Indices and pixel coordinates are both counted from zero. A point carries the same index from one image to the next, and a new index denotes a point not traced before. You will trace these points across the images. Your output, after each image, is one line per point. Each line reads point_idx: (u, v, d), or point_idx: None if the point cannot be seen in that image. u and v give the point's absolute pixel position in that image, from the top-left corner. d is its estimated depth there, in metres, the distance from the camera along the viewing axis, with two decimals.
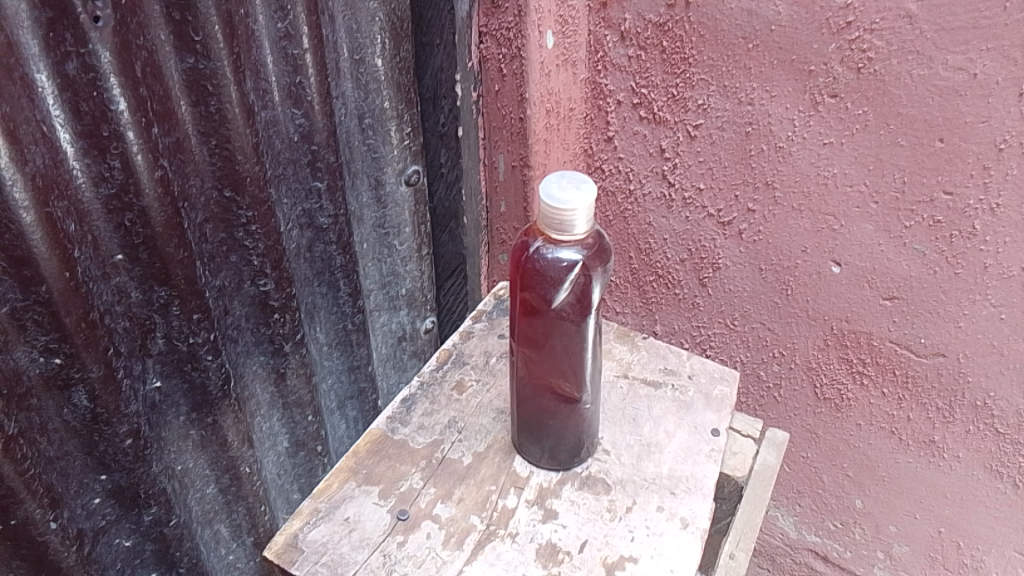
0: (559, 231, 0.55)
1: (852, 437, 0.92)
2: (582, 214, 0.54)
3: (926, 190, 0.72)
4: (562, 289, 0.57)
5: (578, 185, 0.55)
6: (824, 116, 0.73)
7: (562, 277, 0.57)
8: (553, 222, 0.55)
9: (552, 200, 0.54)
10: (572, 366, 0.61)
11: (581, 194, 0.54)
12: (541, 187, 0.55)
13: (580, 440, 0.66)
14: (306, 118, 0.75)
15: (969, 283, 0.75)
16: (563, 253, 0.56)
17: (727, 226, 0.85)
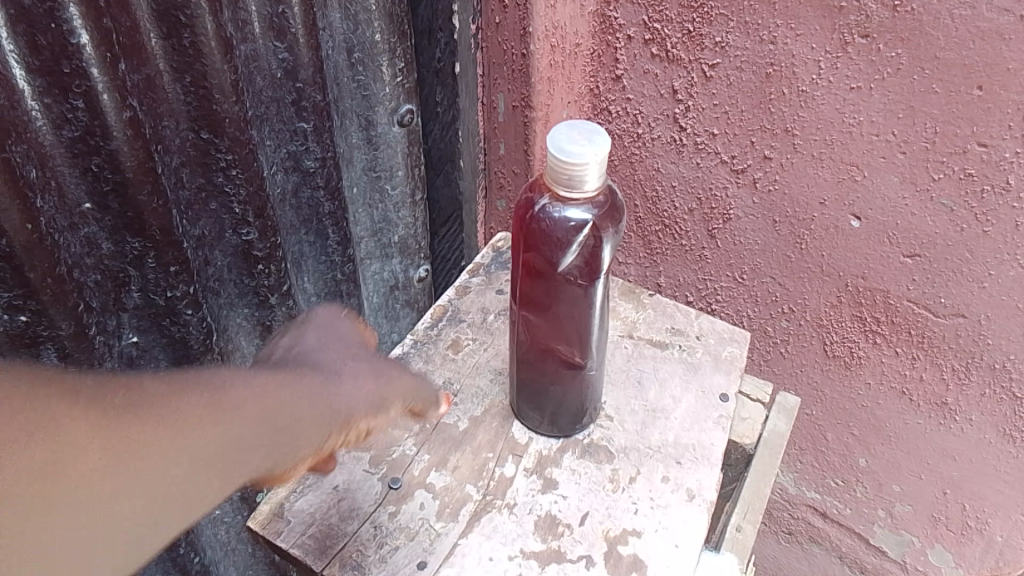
0: (568, 189, 0.50)
1: (860, 395, 0.89)
2: (594, 169, 0.49)
3: (960, 142, 0.67)
4: (569, 251, 0.53)
5: (589, 137, 0.50)
6: (853, 58, 0.67)
7: (570, 238, 0.52)
8: (562, 178, 0.49)
9: (562, 153, 0.49)
10: (577, 331, 0.57)
11: (592, 146, 0.49)
12: (549, 138, 0.50)
13: (582, 407, 0.63)
14: (290, 52, 0.69)
15: (998, 243, 0.70)
16: (571, 212, 0.52)
17: (741, 174, 0.79)
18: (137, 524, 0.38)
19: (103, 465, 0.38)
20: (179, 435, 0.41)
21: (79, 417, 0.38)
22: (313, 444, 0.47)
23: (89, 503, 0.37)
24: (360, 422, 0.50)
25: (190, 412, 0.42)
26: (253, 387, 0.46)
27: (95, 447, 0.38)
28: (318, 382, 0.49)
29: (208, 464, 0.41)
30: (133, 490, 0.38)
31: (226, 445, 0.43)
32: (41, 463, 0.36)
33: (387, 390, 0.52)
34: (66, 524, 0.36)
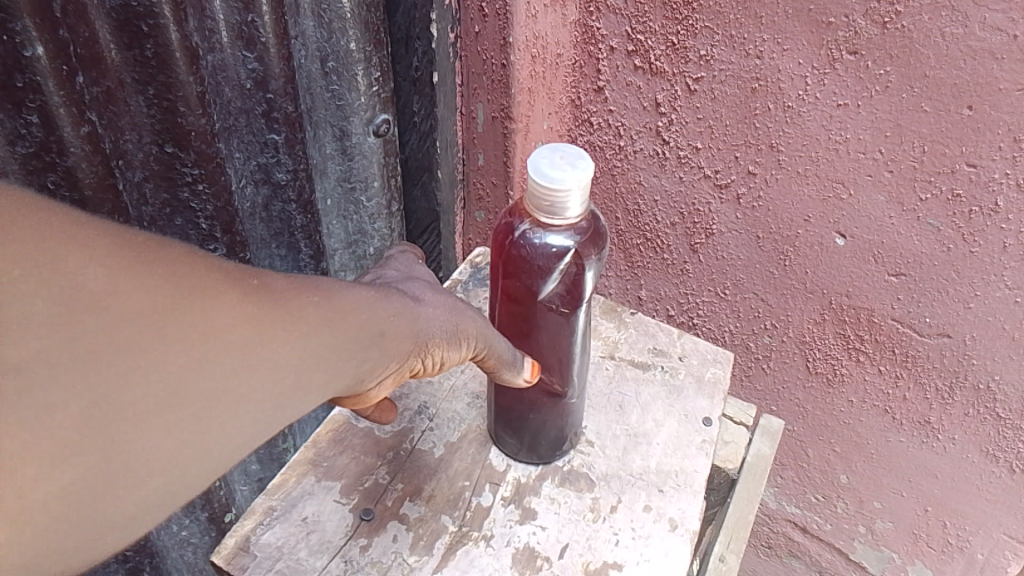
0: (550, 216, 0.48)
1: (842, 413, 0.88)
2: (577, 195, 0.47)
3: (948, 162, 0.65)
4: (550, 279, 0.51)
5: (572, 161, 0.48)
6: (841, 75, 0.65)
7: (551, 266, 0.51)
8: (543, 205, 0.48)
9: (543, 180, 0.47)
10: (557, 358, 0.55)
11: (575, 171, 0.47)
12: (530, 162, 0.48)
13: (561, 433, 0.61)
14: (260, 62, 0.66)
15: (985, 263, 0.69)
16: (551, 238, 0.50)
17: (725, 189, 0.77)
18: (272, 416, 0.38)
19: (258, 352, 0.37)
20: (313, 335, 0.40)
21: (240, 300, 0.37)
22: (400, 360, 0.47)
23: (245, 387, 0.36)
24: (442, 352, 0.49)
25: (323, 314, 0.42)
26: (361, 298, 0.45)
27: (253, 332, 0.37)
28: (416, 303, 0.49)
29: (328, 367, 0.41)
30: (276, 380, 0.38)
31: (345, 350, 0.42)
32: (214, 336, 0.35)
33: (476, 328, 0.51)
34: (223, 400, 0.35)
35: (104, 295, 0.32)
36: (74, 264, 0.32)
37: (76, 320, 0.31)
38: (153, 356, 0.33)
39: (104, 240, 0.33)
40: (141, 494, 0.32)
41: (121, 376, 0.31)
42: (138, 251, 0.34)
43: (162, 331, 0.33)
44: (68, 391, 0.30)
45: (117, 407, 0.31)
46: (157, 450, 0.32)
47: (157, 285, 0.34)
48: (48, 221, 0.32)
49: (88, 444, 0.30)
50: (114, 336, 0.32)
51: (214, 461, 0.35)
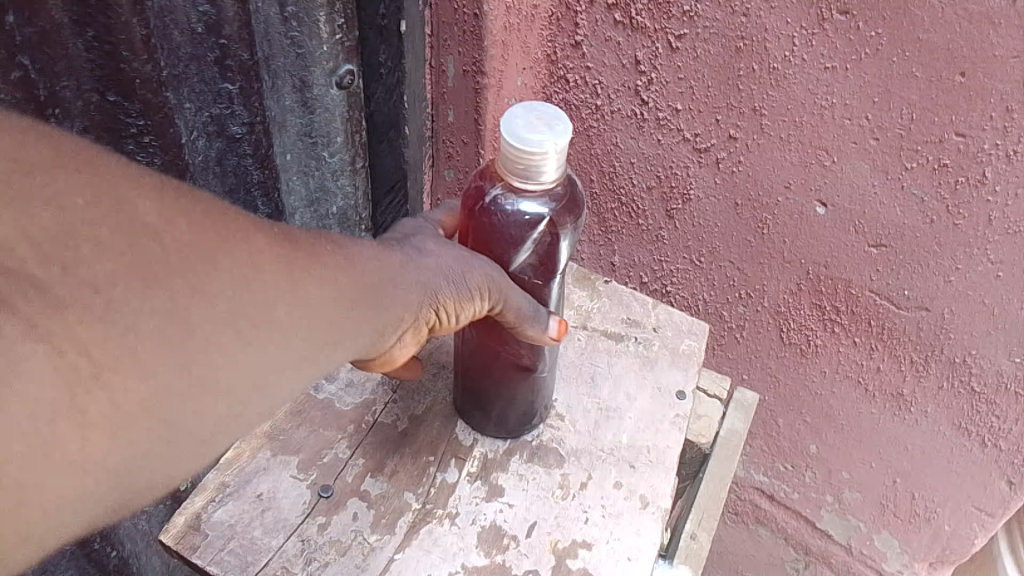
0: (523, 180, 0.46)
1: (814, 384, 0.87)
2: (553, 160, 0.46)
3: (936, 130, 0.63)
4: (523, 248, 0.50)
5: (549, 123, 0.46)
6: (830, 36, 0.62)
7: (523, 235, 0.49)
8: (517, 168, 0.46)
9: (518, 141, 0.45)
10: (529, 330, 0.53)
11: (552, 134, 0.45)
12: (505, 121, 0.46)
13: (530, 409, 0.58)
14: (212, 4, 0.61)
15: (968, 236, 0.67)
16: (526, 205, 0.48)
17: (704, 153, 0.74)
18: (293, 352, 0.41)
19: (281, 291, 0.41)
20: (333, 279, 0.43)
21: (269, 243, 0.41)
22: (414, 311, 0.47)
23: (267, 322, 0.40)
24: (456, 301, 0.48)
25: (334, 268, 0.44)
26: (373, 251, 0.47)
27: (279, 272, 0.41)
28: (426, 254, 0.49)
29: (350, 310, 0.44)
30: (299, 318, 0.41)
31: (364, 294, 0.45)
32: (253, 271, 0.40)
33: (484, 279, 0.48)
34: (260, 329, 0.40)
35: (163, 230, 0.37)
36: (133, 204, 0.37)
37: (147, 244, 0.37)
38: (211, 282, 0.38)
39: (160, 188, 0.39)
40: (207, 404, 0.38)
41: (187, 297, 0.37)
42: (181, 199, 0.39)
43: (216, 262, 0.39)
44: (157, 306, 0.36)
45: (189, 326, 0.37)
46: (213, 368, 0.38)
47: (199, 227, 0.39)
48: (119, 171, 0.38)
49: (180, 353, 0.37)
50: (169, 266, 0.37)
51: (262, 382, 0.40)
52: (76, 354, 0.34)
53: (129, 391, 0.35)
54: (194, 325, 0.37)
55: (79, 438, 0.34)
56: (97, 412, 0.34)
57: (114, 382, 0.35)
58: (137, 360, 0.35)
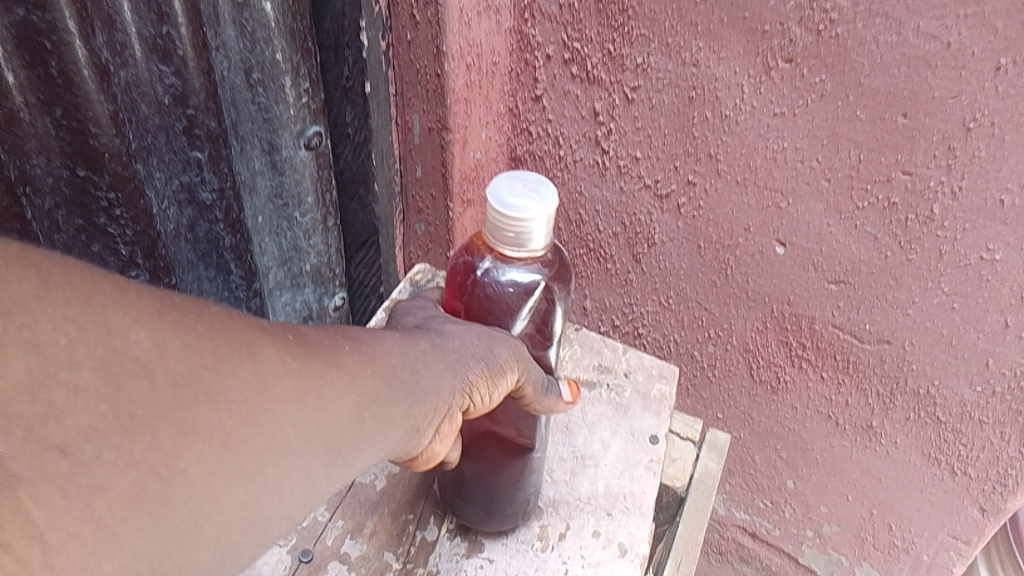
0: (515, 251, 0.49)
1: (786, 419, 0.88)
2: (540, 223, 0.48)
3: (884, 170, 0.65)
4: (519, 317, 0.51)
5: (535, 192, 0.49)
6: (776, 83, 0.64)
7: (519, 305, 0.50)
8: (507, 236, 0.48)
9: (505, 209, 0.47)
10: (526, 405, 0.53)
11: (538, 200, 0.48)
12: (489, 197, 0.48)
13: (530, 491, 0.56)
14: (177, 76, 0.65)
15: (922, 270, 0.69)
16: (514, 277, 0.50)
17: (665, 199, 0.76)
18: (312, 471, 0.37)
19: (294, 406, 0.36)
20: (352, 383, 0.39)
21: (278, 352, 0.37)
22: (446, 400, 0.44)
23: (279, 445, 0.35)
24: (488, 376, 0.46)
25: (353, 371, 0.40)
26: (388, 344, 0.43)
27: (292, 385, 0.36)
28: (446, 338, 0.46)
29: (372, 414, 0.40)
30: (315, 434, 0.37)
31: (385, 396, 0.41)
32: (262, 393, 0.35)
33: (509, 351, 0.47)
34: (270, 455, 0.35)
35: (154, 360, 0.32)
36: (119, 329, 0.32)
37: (136, 382, 0.31)
38: (211, 415, 0.33)
39: (153, 305, 0.33)
40: (216, 550, 0.33)
41: (182, 440, 0.32)
42: (182, 317, 0.34)
43: (218, 390, 0.33)
44: (147, 454, 0.31)
45: (183, 476, 0.32)
46: (218, 513, 0.33)
47: (197, 349, 0.33)
48: (99, 286, 0.32)
49: (177, 507, 0.31)
50: (161, 404, 0.31)
51: (276, 511, 0.36)
52: (40, 541, 0.28)
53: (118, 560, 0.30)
54: (194, 470, 0.32)
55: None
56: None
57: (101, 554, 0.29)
58: (129, 528, 0.30)
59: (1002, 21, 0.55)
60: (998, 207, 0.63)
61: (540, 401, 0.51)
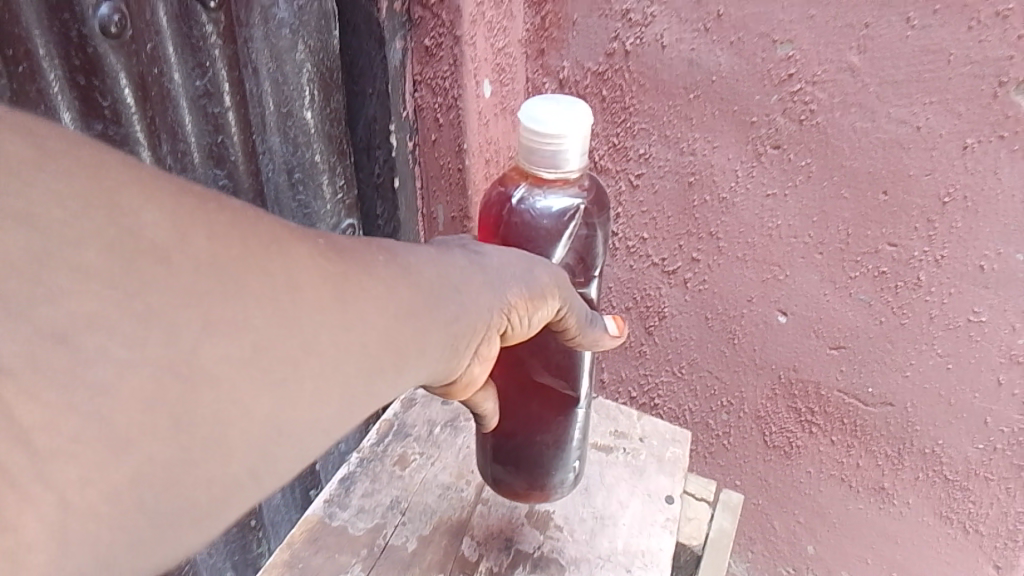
0: (549, 171, 0.54)
1: (802, 484, 0.91)
2: (565, 142, 0.53)
3: (871, 242, 0.71)
4: (560, 243, 0.56)
5: (564, 111, 0.53)
6: (766, 167, 0.71)
7: (560, 228, 0.56)
8: (537, 149, 0.54)
9: (535, 126, 0.53)
10: (563, 360, 0.60)
11: (563, 120, 0.53)
12: (522, 119, 0.54)
13: (566, 459, 0.63)
14: (229, 178, 0.69)
15: (916, 333, 0.74)
16: (551, 201, 0.56)
17: (672, 274, 0.82)
18: (352, 377, 0.34)
19: (334, 307, 0.34)
20: (394, 292, 0.37)
21: (311, 255, 0.34)
22: (486, 319, 0.44)
23: (317, 347, 0.33)
24: (528, 299, 0.47)
25: (392, 278, 0.38)
26: (431, 259, 0.41)
27: (327, 287, 0.34)
28: (489, 257, 0.46)
29: (412, 328, 0.38)
30: (351, 342, 0.34)
31: (426, 312, 0.39)
32: (295, 290, 0.32)
33: (550, 276, 0.49)
34: (309, 355, 0.32)
35: (173, 246, 0.28)
36: (130, 208, 0.28)
37: (153, 267, 0.27)
38: (238, 308, 0.30)
39: (169, 187, 0.30)
40: (256, 449, 0.30)
41: (205, 332, 0.28)
42: (201, 206, 0.30)
43: (243, 283, 0.30)
44: (167, 342, 0.27)
45: (209, 368, 0.28)
46: (257, 408, 0.30)
47: (221, 240, 0.30)
48: (116, 170, 0.28)
49: (211, 398, 0.28)
50: (179, 292, 0.28)
51: (316, 417, 0.33)
52: (29, 447, 0.24)
53: (141, 463, 0.26)
54: (223, 363, 0.29)
55: (91, 538, 0.25)
56: (107, 493, 0.25)
57: (126, 452, 0.26)
58: (154, 422, 0.27)
59: (964, 105, 0.61)
60: (979, 272, 0.68)
61: (586, 333, 0.54)
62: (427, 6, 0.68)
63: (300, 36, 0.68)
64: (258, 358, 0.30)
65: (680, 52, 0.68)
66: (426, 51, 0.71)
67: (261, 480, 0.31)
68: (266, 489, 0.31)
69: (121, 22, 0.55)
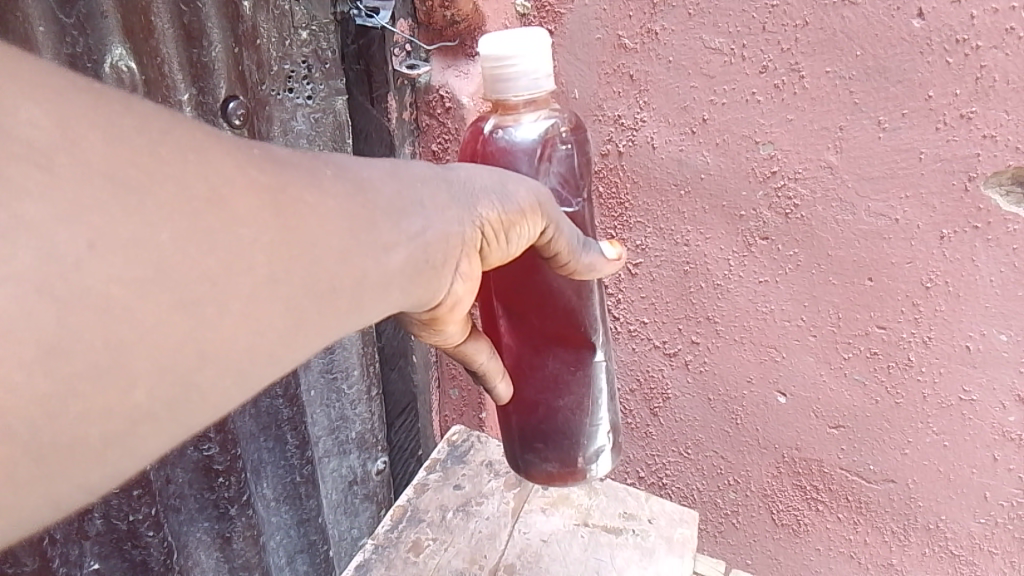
0: (529, 91, 0.56)
1: (812, 562, 0.91)
2: (519, 58, 0.55)
3: (861, 325, 0.74)
4: (544, 169, 0.58)
5: (516, 34, 0.55)
6: (757, 257, 0.75)
7: (538, 146, 0.58)
8: (500, 75, 0.55)
9: (494, 56, 0.55)
10: (569, 304, 0.60)
11: (513, 41, 0.54)
12: (483, 54, 0.56)
13: (592, 423, 0.64)
14: None
15: (911, 412, 0.76)
16: (526, 128, 0.58)
17: (673, 356, 0.85)
18: (293, 294, 0.34)
19: (263, 220, 0.33)
20: (332, 209, 0.37)
21: (235, 165, 0.33)
22: (458, 233, 0.44)
23: (246, 264, 0.32)
24: (503, 217, 0.47)
25: (328, 198, 0.37)
26: (381, 174, 0.41)
27: (256, 199, 0.33)
28: (455, 173, 0.46)
29: (360, 244, 0.38)
30: (286, 253, 0.34)
31: (374, 233, 0.38)
32: (217, 202, 0.31)
33: (530, 193, 0.49)
34: (235, 266, 0.31)
35: (60, 149, 0.27)
36: (11, 106, 0.27)
37: (35, 172, 0.26)
38: (141, 224, 0.28)
39: (67, 88, 0.29)
40: (172, 374, 0.29)
41: (90, 249, 0.27)
42: (103, 107, 0.30)
43: (148, 191, 0.29)
44: (41, 255, 0.26)
45: (96, 287, 0.27)
46: (171, 326, 0.29)
47: (123, 145, 0.29)
48: (3, 70, 0.27)
49: (100, 318, 0.27)
50: (61, 201, 0.27)
51: (253, 330, 0.32)
52: None
53: (16, 389, 0.25)
54: (118, 281, 0.27)
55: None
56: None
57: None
58: (24, 346, 0.25)
59: (937, 198, 0.65)
60: (966, 352, 0.71)
61: (580, 258, 0.54)
62: (435, 115, 0.77)
63: (315, 146, 0.73)
64: (167, 273, 0.29)
65: (669, 152, 0.73)
66: (434, 154, 0.78)
67: (182, 397, 0.30)
68: (192, 409, 0.31)
69: None
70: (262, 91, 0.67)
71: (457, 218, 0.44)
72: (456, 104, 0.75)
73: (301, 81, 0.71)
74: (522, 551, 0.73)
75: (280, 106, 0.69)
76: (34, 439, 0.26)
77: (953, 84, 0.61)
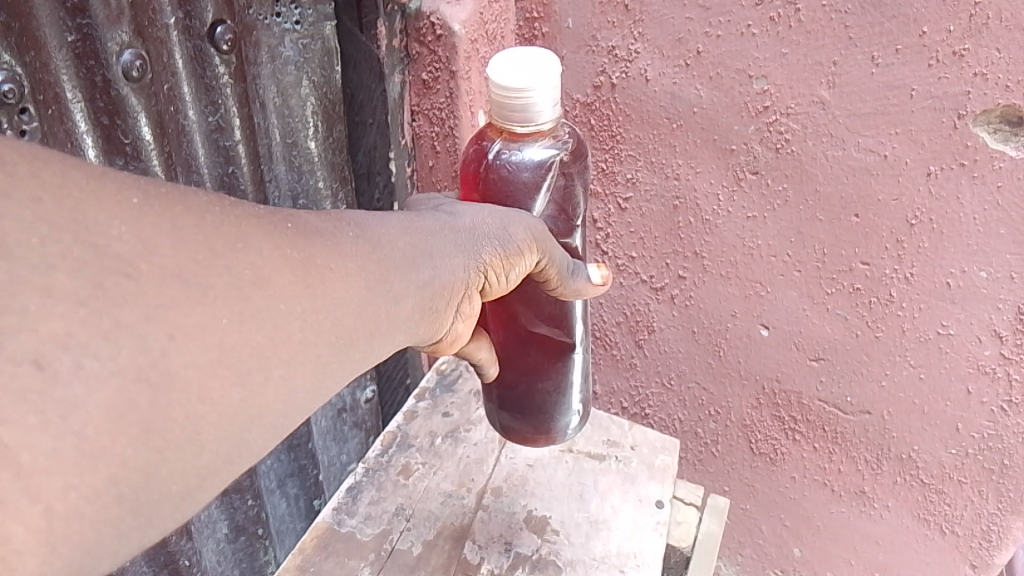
0: (524, 128, 0.54)
1: (786, 489, 0.94)
2: (534, 102, 0.53)
3: (845, 261, 0.75)
4: (540, 195, 0.58)
5: (540, 75, 0.52)
6: (746, 192, 0.75)
7: (538, 180, 0.57)
8: (507, 104, 0.53)
9: (512, 86, 0.52)
10: (555, 309, 0.62)
11: (535, 83, 0.52)
12: (501, 73, 0.52)
13: (568, 405, 0.65)
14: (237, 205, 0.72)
15: (889, 346, 0.78)
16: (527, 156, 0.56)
17: (660, 291, 0.86)
18: (316, 355, 0.38)
19: (296, 293, 0.37)
20: (354, 271, 0.40)
21: (273, 246, 0.37)
22: (462, 279, 0.47)
23: (283, 335, 0.36)
24: (504, 258, 0.49)
25: (350, 263, 0.41)
26: (394, 229, 0.44)
27: (291, 275, 0.37)
28: (461, 217, 0.49)
29: (374, 302, 0.41)
30: (316, 320, 0.38)
31: (387, 288, 0.42)
32: (260, 281, 0.36)
33: (527, 230, 0.50)
34: (274, 341, 0.36)
35: (139, 258, 0.32)
36: (103, 223, 0.31)
37: (126, 282, 0.31)
38: (206, 311, 0.33)
39: (137, 196, 0.33)
40: (229, 436, 0.34)
41: (171, 339, 0.32)
42: (167, 211, 0.34)
43: (212, 287, 0.34)
44: (137, 350, 0.30)
45: (176, 371, 0.32)
46: (222, 397, 0.34)
47: (187, 246, 0.33)
48: (88, 189, 0.32)
49: (182, 399, 0.32)
50: (147, 302, 0.31)
51: (291, 390, 0.37)
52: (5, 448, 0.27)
53: (119, 463, 0.30)
54: (193, 367, 0.32)
55: (56, 527, 0.29)
56: (90, 491, 0.29)
57: (109, 453, 0.30)
58: (127, 429, 0.30)
59: (926, 136, 0.66)
60: (946, 288, 0.72)
61: (566, 284, 0.54)
62: (425, 42, 0.73)
63: (304, 72, 0.73)
64: (226, 353, 0.34)
65: (663, 85, 0.73)
66: (424, 84, 0.76)
67: (238, 450, 0.35)
68: (241, 461, 0.35)
69: (141, 66, 0.59)
70: (249, 15, 0.67)
71: (461, 263, 0.47)
72: (448, 31, 0.72)
73: (289, 5, 0.69)
74: (509, 476, 0.75)
75: (267, 32, 0.69)
76: (133, 497, 0.31)
77: (948, 20, 0.60)
